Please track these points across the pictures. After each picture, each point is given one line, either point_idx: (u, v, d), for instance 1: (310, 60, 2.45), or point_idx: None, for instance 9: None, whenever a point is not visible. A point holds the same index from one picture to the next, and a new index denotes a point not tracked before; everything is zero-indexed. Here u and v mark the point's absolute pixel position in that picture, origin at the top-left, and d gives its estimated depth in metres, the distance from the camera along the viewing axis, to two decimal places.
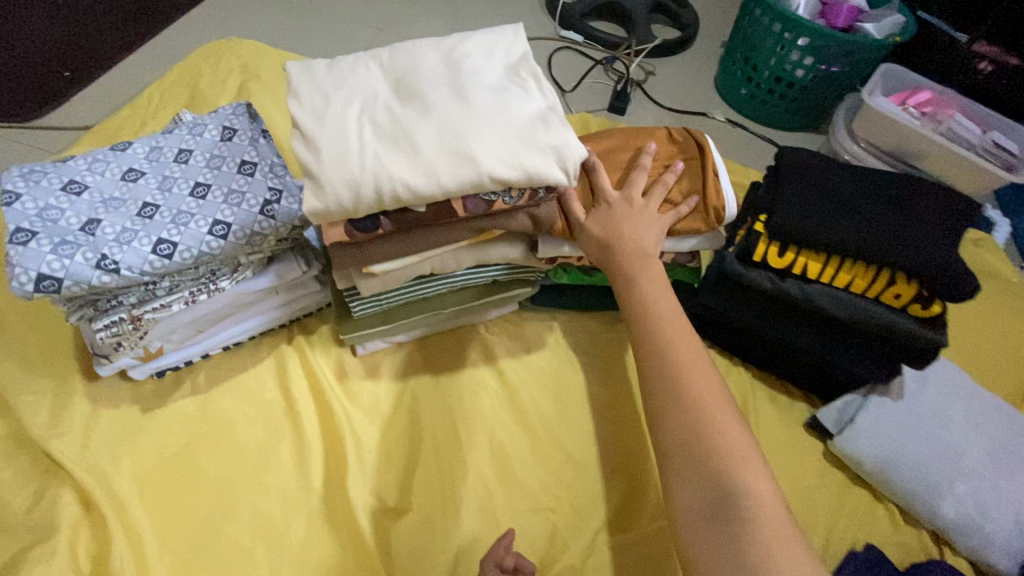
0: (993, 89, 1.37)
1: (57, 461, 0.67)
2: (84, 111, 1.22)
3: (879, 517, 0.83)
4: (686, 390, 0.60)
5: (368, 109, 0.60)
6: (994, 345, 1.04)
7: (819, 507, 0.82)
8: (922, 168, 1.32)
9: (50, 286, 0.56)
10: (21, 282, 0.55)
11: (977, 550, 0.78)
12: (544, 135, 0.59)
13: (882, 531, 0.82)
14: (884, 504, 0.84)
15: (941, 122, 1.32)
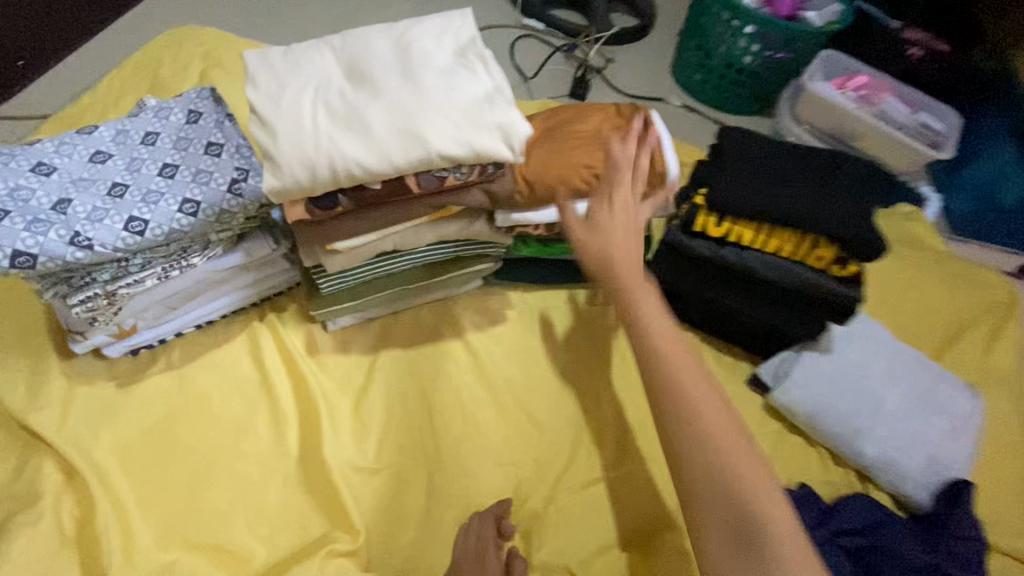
0: (928, 76, 1.46)
1: (37, 434, 0.70)
2: (41, 101, 1.21)
3: (810, 460, 0.92)
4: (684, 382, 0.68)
5: (321, 93, 0.64)
6: (921, 305, 1.14)
7: (759, 454, 0.90)
8: (860, 149, 1.41)
9: (25, 262, 0.59)
10: None
11: (895, 484, 0.88)
12: (486, 114, 0.64)
13: (813, 472, 0.91)
14: (815, 449, 0.93)
15: (876, 104, 1.41)
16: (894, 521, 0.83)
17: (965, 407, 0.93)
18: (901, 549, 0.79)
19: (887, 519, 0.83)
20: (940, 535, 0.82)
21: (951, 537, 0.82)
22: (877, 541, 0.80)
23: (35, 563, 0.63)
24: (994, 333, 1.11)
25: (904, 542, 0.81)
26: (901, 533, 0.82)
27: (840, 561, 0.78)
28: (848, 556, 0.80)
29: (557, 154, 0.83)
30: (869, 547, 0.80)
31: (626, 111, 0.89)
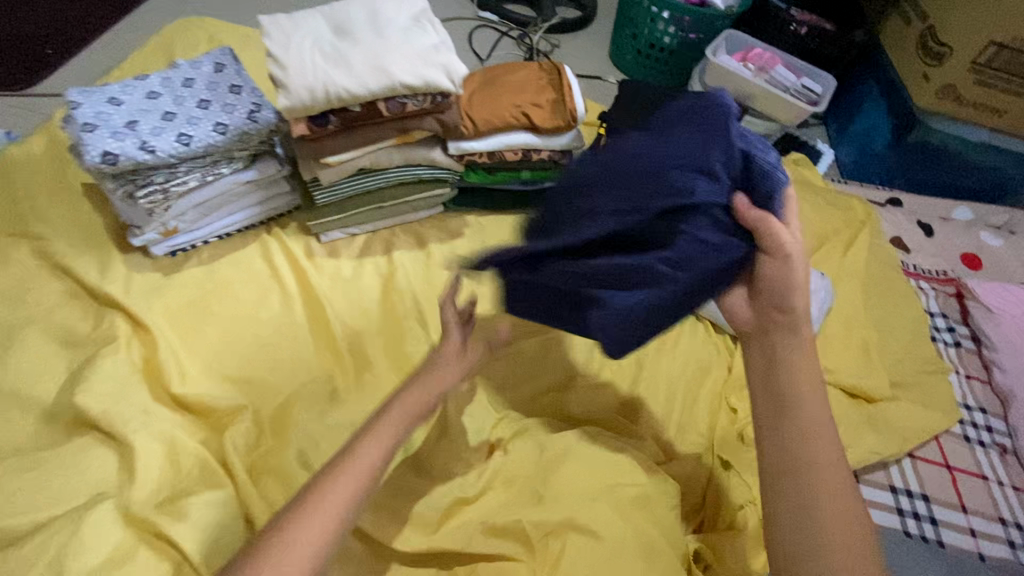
0: (813, 47, 1.69)
1: (111, 301, 0.96)
2: (72, 80, 1.45)
3: None
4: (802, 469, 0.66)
5: (316, 43, 0.91)
6: (799, 221, 1.41)
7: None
8: (757, 110, 1.63)
9: (111, 159, 0.86)
10: (93, 156, 0.85)
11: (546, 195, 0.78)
12: (434, 57, 0.93)
13: None
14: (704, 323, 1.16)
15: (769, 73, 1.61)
16: (557, 204, 0.75)
17: (817, 286, 1.19)
18: (599, 196, 0.72)
19: (561, 187, 0.76)
20: (611, 159, 0.75)
21: (648, 148, 0.74)
22: (567, 205, 0.74)
23: (114, 378, 0.87)
24: (849, 242, 1.38)
25: (597, 194, 0.73)
26: (574, 188, 0.75)
27: (595, 240, 0.71)
28: (557, 218, 0.74)
29: (491, 100, 1.10)
30: (605, 220, 0.70)
31: (544, 67, 1.16)
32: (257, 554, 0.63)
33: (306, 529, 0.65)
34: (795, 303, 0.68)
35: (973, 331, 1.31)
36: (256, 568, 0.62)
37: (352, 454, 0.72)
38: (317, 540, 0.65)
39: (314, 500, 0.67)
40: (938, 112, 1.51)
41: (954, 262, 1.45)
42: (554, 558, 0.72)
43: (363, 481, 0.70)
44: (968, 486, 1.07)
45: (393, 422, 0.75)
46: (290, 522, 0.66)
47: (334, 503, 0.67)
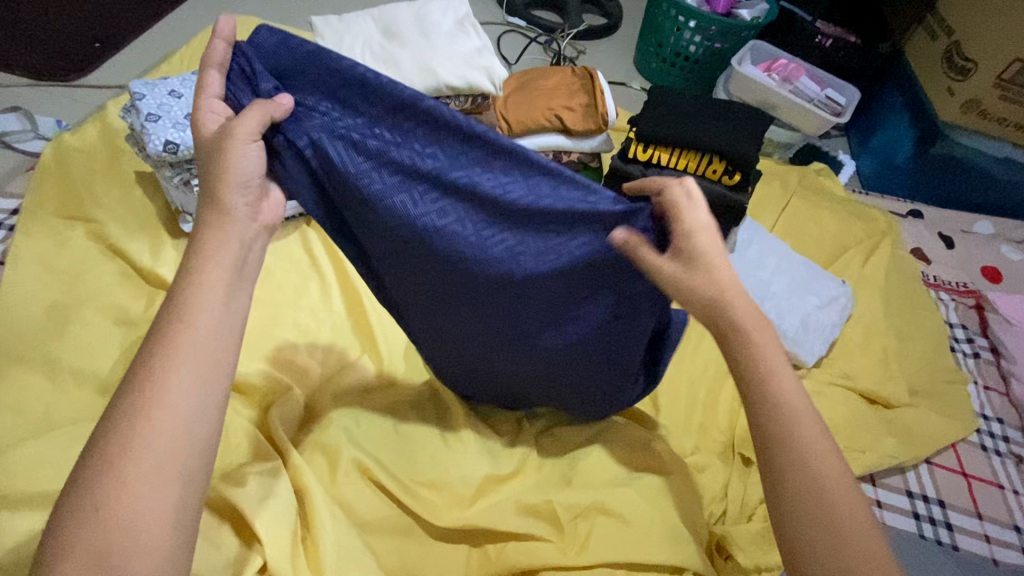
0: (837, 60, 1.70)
1: (162, 284, 1.01)
2: (119, 72, 1.50)
3: None
4: (806, 476, 0.53)
5: (367, 45, 0.97)
6: (820, 229, 1.43)
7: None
8: (780, 120, 1.63)
9: (172, 148, 0.92)
10: (156, 145, 0.91)
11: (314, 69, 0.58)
12: (477, 60, 0.98)
13: None
14: None
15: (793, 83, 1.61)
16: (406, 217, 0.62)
17: (837, 294, 1.22)
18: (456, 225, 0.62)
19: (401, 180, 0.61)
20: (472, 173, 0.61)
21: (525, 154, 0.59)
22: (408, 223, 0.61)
23: None
24: (870, 252, 1.39)
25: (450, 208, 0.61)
26: (425, 193, 0.60)
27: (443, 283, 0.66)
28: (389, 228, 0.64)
29: (527, 103, 1.15)
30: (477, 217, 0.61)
31: (577, 69, 1.19)
32: (89, 483, 0.45)
33: (151, 428, 0.47)
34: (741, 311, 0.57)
35: (992, 342, 1.32)
36: (104, 498, 0.45)
37: (181, 326, 0.52)
38: (174, 433, 0.48)
39: (141, 394, 0.48)
40: (962, 125, 1.52)
41: (975, 274, 1.46)
42: (583, 539, 0.76)
43: (204, 351, 0.52)
44: (983, 494, 1.09)
45: (224, 267, 0.56)
46: (121, 427, 0.47)
47: (180, 388, 0.49)
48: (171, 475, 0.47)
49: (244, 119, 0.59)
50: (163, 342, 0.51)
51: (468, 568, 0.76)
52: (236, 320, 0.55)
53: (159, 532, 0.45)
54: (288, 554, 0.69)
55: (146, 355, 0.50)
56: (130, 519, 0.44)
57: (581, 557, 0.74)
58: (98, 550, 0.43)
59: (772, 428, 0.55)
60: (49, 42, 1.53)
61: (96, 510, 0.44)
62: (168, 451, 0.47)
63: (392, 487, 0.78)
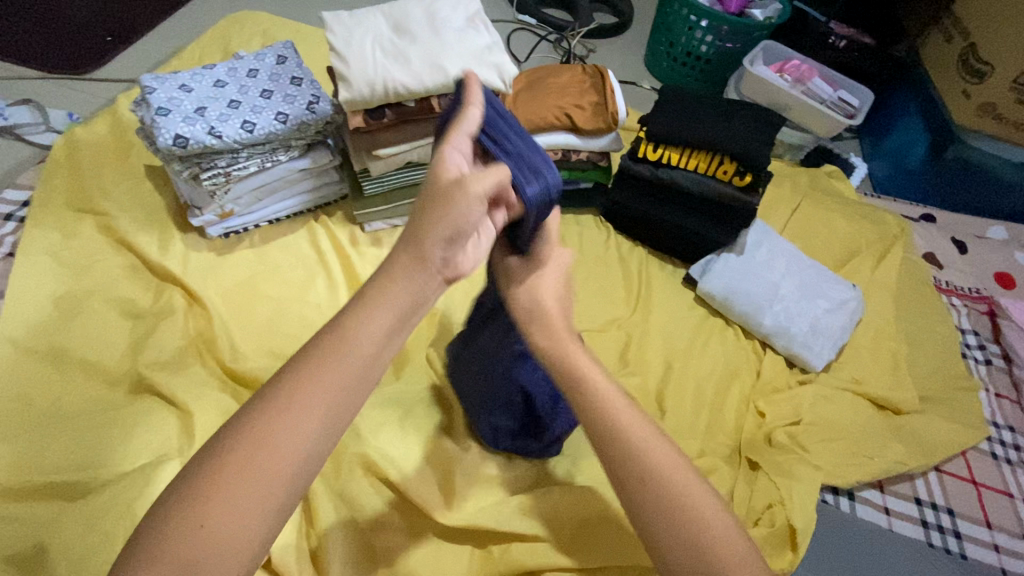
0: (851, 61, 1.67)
1: (169, 277, 1.01)
2: (130, 66, 1.51)
3: (731, 335, 1.18)
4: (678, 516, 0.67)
5: (377, 40, 0.97)
6: (830, 233, 1.42)
7: (685, 330, 1.16)
8: (792, 121, 1.61)
9: (182, 142, 0.92)
10: (165, 138, 0.91)
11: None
12: (487, 57, 0.98)
13: (732, 344, 1.16)
14: (732, 328, 1.18)
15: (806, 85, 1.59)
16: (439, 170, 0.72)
17: (848, 297, 1.20)
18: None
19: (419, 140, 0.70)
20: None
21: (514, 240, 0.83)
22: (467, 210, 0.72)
23: (173, 349, 0.92)
24: (881, 256, 1.37)
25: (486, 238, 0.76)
26: None
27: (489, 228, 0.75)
28: None
29: (537, 100, 1.14)
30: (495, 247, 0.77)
31: (587, 69, 1.19)
32: (196, 494, 0.43)
33: (264, 462, 0.44)
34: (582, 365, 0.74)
35: (1004, 350, 1.31)
36: (210, 515, 0.42)
37: (319, 359, 0.47)
38: (288, 470, 0.44)
39: (267, 421, 0.45)
40: (976, 129, 1.50)
41: (988, 280, 1.44)
42: (587, 541, 0.76)
43: (339, 398, 0.47)
44: (993, 503, 1.08)
45: (381, 302, 0.50)
46: (237, 452, 0.44)
47: (303, 428, 0.45)
48: (271, 505, 0.44)
49: (480, 178, 0.55)
50: (308, 362, 0.47)
51: (470, 567, 0.76)
52: (373, 364, 0.49)
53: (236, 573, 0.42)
54: (292, 549, 0.70)
55: (283, 376, 0.47)
56: (223, 547, 0.42)
57: (575, 560, 0.75)
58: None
59: (625, 461, 0.70)
60: (62, 35, 1.54)
61: (200, 524, 0.42)
62: (274, 492, 0.44)
63: (394, 484, 0.78)
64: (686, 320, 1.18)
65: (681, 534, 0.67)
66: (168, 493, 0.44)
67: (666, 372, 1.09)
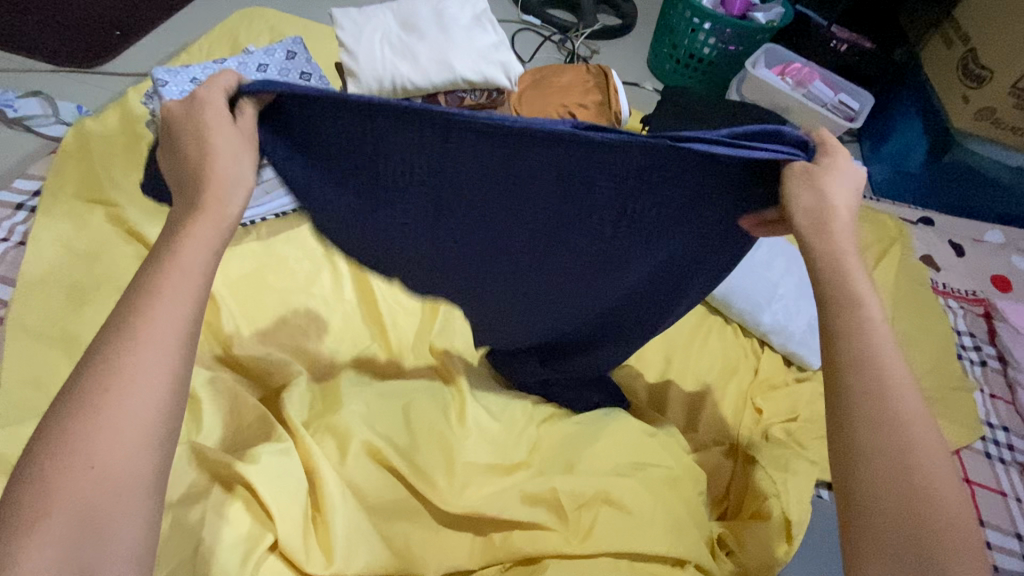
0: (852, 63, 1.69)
1: None
2: (138, 60, 1.52)
3: (730, 332, 1.19)
4: (906, 478, 0.48)
5: (385, 37, 0.98)
6: None
7: (685, 327, 1.17)
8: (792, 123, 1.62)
9: None
10: None
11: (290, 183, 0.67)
12: (494, 55, 1.01)
13: (731, 341, 1.18)
14: (730, 326, 1.20)
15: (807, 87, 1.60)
16: (498, 157, 0.59)
17: None
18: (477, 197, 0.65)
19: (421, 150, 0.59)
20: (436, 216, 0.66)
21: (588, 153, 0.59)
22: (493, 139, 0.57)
23: None
24: (880, 257, 1.39)
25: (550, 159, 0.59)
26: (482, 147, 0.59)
27: (622, 167, 0.59)
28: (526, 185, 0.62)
29: (540, 98, 1.16)
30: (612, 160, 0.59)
31: (591, 67, 1.20)
32: (58, 451, 0.41)
33: (127, 400, 0.43)
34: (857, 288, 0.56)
35: (999, 351, 1.32)
36: (96, 455, 0.41)
37: (150, 296, 0.47)
38: (160, 405, 0.44)
39: (107, 369, 0.44)
40: (974, 133, 1.53)
41: (984, 283, 1.46)
42: (587, 528, 0.77)
43: (173, 329, 0.47)
44: (986, 500, 1.09)
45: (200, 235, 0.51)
46: (90, 402, 0.43)
47: (154, 359, 0.45)
48: (151, 441, 0.43)
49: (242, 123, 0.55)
50: (128, 313, 0.46)
51: (472, 554, 0.77)
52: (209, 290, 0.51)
53: (147, 503, 0.42)
54: (300, 532, 0.72)
55: (110, 331, 0.46)
56: (118, 488, 0.41)
57: (584, 545, 0.76)
58: (82, 522, 0.40)
59: (852, 373, 0.52)
60: (72, 29, 1.56)
61: (86, 468, 0.41)
62: (153, 421, 0.44)
63: (399, 470, 0.80)
64: (685, 316, 1.19)
65: (902, 494, 0.47)
66: (27, 476, 0.41)
67: (665, 367, 1.10)
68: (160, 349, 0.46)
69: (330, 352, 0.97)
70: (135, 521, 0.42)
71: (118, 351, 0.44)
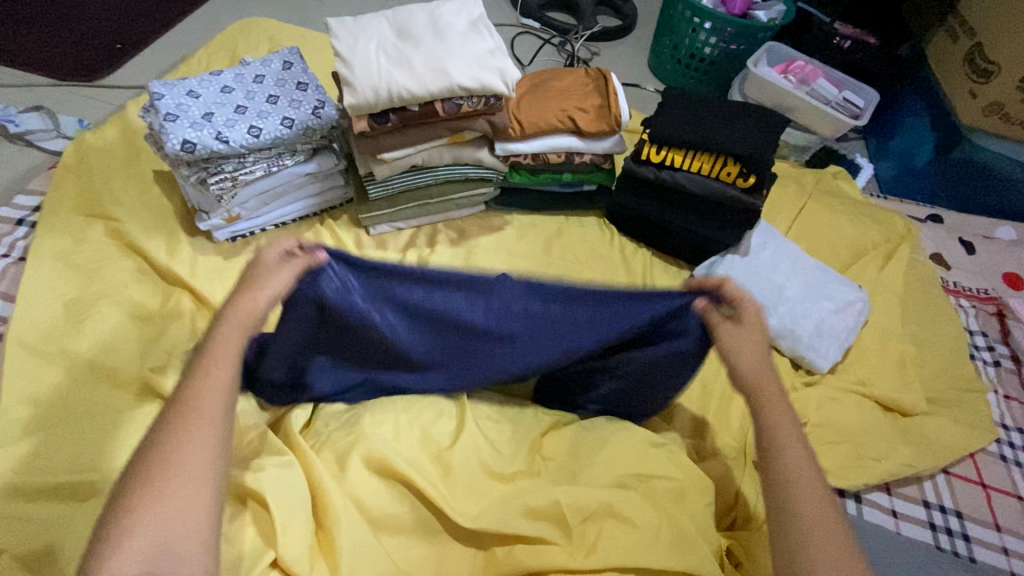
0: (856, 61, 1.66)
1: (177, 281, 1.03)
2: (138, 73, 1.53)
3: None
4: (790, 498, 0.60)
5: (380, 46, 0.98)
6: (834, 234, 1.40)
7: None
8: (796, 122, 1.60)
9: (189, 147, 0.93)
10: (173, 144, 0.92)
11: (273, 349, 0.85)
12: (491, 61, 1.00)
13: None
14: None
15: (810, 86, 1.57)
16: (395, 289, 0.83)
17: (853, 298, 1.19)
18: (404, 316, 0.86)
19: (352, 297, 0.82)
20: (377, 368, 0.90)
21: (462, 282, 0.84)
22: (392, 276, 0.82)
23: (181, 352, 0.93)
24: (888, 256, 1.36)
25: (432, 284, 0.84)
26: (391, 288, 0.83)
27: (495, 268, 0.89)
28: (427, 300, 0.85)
29: (539, 102, 1.13)
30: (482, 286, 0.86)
31: (591, 71, 1.19)
32: (137, 484, 0.51)
33: (192, 447, 0.54)
34: (778, 421, 0.67)
35: (1013, 350, 1.29)
36: (166, 488, 0.51)
37: (201, 375, 0.60)
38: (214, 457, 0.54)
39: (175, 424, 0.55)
40: (984, 130, 1.50)
41: (996, 281, 1.43)
42: (591, 543, 0.75)
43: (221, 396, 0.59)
44: (1002, 505, 1.06)
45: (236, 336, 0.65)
46: (156, 460, 0.53)
47: (211, 421, 0.56)
48: (206, 480, 0.53)
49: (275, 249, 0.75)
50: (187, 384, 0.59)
51: (475, 569, 0.76)
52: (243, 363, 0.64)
53: (207, 523, 0.51)
54: (304, 548, 0.70)
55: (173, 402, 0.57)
56: (186, 520, 0.50)
57: (587, 561, 0.74)
58: (152, 550, 0.48)
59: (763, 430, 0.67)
60: (74, 42, 1.57)
61: (162, 497, 0.50)
62: (212, 469, 0.54)
63: (400, 482, 0.78)
64: None
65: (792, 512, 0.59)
66: (101, 528, 0.49)
67: None
68: (217, 412, 0.57)
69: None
70: (199, 546, 0.50)
71: (177, 412, 0.56)
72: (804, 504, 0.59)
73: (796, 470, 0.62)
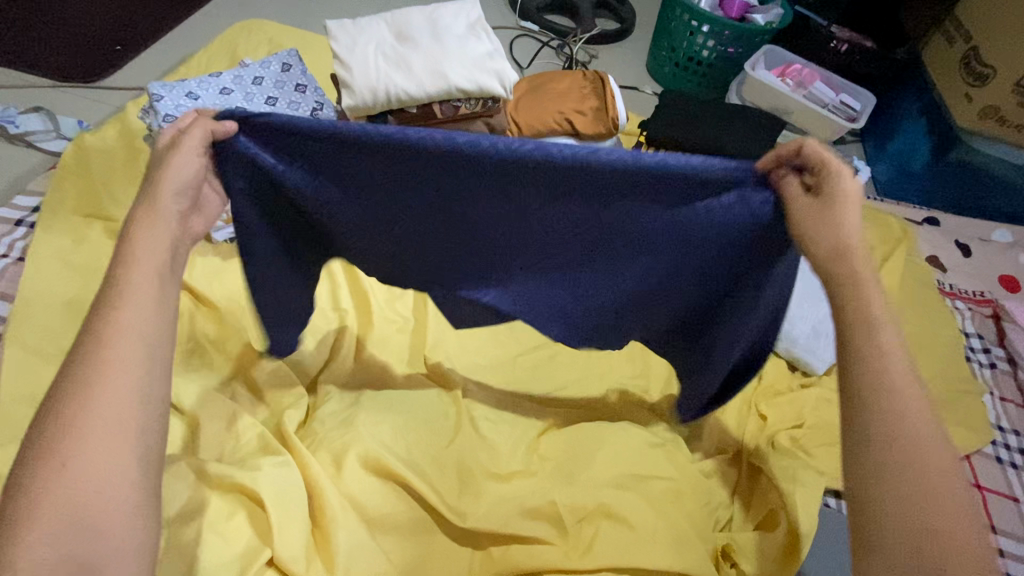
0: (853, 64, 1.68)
1: None
2: (138, 75, 1.53)
3: None
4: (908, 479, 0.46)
5: (379, 48, 0.98)
6: None
7: None
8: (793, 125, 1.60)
9: None
10: None
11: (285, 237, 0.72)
12: (488, 64, 1.00)
13: None
14: None
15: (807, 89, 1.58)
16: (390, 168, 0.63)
17: None
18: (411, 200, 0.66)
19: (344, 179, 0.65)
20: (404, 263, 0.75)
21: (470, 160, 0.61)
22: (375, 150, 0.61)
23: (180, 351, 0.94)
24: (885, 258, 1.36)
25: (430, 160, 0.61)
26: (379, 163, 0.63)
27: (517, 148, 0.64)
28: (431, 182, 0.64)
29: (537, 105, 1.14)
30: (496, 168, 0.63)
31: (587, 73, 1.19)
32: (44, 447, 0.44)
33: (102, 404, 0.46)
34: (890, 374, 0.50)
35: (1009, 353, 1.30)
36: (70, 456, 0.44)
37: (114, 313, 0.50)
38: (134, 414, 0.47)
39: (83, 373, 0.47)
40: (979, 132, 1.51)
41: (992, 283, 1.43)
42: (587, 543, 0.76)
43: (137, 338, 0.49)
44: (997, 506, 1.07)
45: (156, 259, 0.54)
46: (61, 417, 0.45)
47: (123, 372, 0.48)
48: (124, 442, 0.46)
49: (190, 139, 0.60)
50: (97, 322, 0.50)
51: (471, 569, 0.76)
52: (169, 294, 0.54)
53: (132, 493, 0.45)
54: (301, 546, 0.71)
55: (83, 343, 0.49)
56: (98, 493, 0.44)
57: (583, 561, 0.74)
58: (65, 526, 0.42)
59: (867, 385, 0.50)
60: (74, 43, 1.57)
61: (65, 470, 0.44)
62: (134, 428, 0.47)
63: (397, 481, 0.78)
64: None
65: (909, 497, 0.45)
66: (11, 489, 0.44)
67: None
68: (135, 359, 0.49)
69: (327, 365, 0.96)
70: (125, 519, 0.44)
71: (88, 359, 0.48)
72: (927, 487, 0.45)
73: (913, 440, 0.47)
